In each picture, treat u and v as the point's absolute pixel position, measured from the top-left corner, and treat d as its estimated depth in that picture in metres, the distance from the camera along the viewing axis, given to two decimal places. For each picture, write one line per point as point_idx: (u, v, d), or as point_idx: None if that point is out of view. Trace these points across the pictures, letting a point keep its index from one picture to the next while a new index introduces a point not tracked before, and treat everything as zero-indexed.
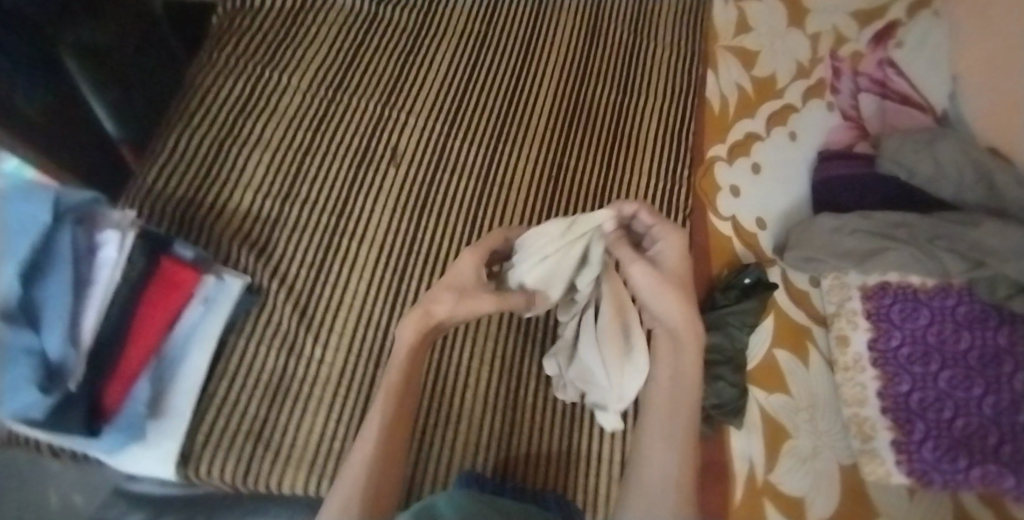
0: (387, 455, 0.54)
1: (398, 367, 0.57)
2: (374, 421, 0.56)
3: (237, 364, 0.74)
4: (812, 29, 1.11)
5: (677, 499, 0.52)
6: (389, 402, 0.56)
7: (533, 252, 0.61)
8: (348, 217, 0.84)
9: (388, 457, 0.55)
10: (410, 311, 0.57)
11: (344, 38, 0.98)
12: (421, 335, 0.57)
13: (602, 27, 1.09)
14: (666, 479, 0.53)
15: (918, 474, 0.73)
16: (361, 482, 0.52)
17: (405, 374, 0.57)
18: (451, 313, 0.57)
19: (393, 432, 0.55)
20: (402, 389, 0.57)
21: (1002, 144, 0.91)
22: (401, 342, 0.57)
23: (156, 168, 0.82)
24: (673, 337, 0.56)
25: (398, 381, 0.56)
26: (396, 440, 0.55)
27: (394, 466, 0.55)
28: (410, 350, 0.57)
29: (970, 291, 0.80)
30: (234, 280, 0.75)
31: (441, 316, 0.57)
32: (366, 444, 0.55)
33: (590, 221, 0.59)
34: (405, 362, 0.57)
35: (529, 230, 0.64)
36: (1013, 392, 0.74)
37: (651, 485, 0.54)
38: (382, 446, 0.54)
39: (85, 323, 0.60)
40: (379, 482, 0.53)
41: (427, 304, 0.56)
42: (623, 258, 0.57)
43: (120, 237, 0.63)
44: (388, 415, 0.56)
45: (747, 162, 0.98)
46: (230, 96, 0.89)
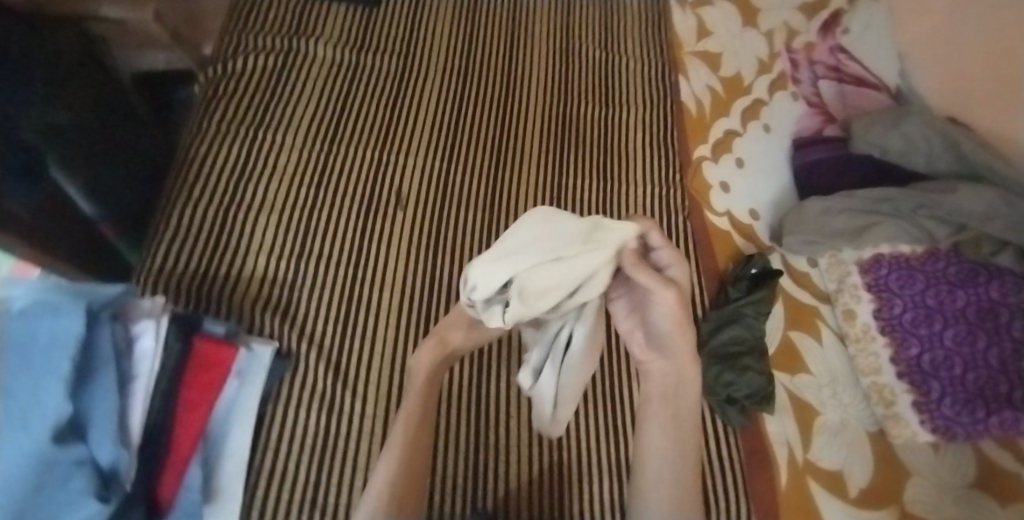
0: (408, 472, 0.57)
1: (416, 391, 0.63)
2: (396, 441, 0.59)
3: (278, 433, 0.71)
4: (765, 26, 1.18)
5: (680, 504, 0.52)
6: (410, 423, 0.60)
7: (540, 252, 0.48)
8: (365, 265, 0.86)
9: (410, 475, 0.57)
10: (426, 340, 0.64)
11: (330, 91, 1.01)
12: (436, 361, 0.63)
13: (572, 50, 1.15)
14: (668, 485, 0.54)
15: (942, 430, 0.78)
16: (385, 498, 0.55)
17: (423, 397, 0.62)
18: (468, 339, 0.65)
19: (413, 454, 0.58)
20: (421, 414, 0.61)
21: (960, 112, 1.00)
22: (418, 369, 0.63)
23: (160, 245, 0.81)
24: (668, 358, 0.56)
25: (416, 403, 0.62)
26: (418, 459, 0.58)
27: (417, 483, 0.58)
28: (427, 374, 0.63)
29: (956, 253, 0.85)
30: (263, 348, 0.74)
31: (455, 343, 0.64)
32: (388, 463, 0.58)
33: (616, 233, 0.51)
34: (422, 387, 0.63)
35: (525, 228, 0.51)
36: (1013, 340, 0.79)
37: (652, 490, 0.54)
38: (404, 463, 0.57)
39: (132, 418, 0.60)
40: (403, 496, 0.55)
41: (444, 331, 0.64)
42: (646, 282, 0.52)
43: (156, 326, 0.64)
44: (408, 436, 0.59)
45: (731, 158, 1.03)
46: (226, 161, 0.90)
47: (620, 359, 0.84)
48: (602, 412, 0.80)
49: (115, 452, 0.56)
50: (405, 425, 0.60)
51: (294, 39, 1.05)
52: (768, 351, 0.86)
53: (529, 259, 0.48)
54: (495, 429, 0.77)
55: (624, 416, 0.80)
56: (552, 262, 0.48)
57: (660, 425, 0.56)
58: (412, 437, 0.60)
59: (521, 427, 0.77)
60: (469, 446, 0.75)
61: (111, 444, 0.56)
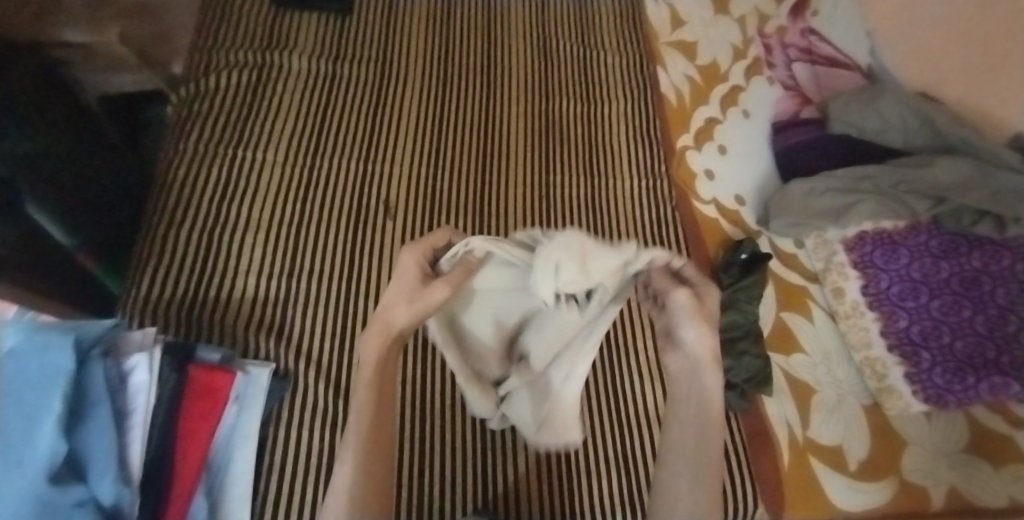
0: (369, 482, 0.47)
1: (365, 386, 0.48)
2: (350, 447, 0.48)
3: (283, 454, 0.70)
4: (737, 13, 1.19)
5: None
6: (363, 423, 0.48)
7: (591, 260, 0.42)
8: (357, 278, 0.85)
9: (371, 487, 0.47)
10: (368, 325, 0.49)
11: (307, 103, 1.00)
12: (386, 350, 0.48)
13: (549, 47, 1.15)
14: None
15: (934, 399, 0.79)
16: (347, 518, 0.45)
17: (376, 393, 0.48)
18: (415, 319, 0.48)
19: (369, 461, 0.48)
20: (375, 413, 0.49)
21: (932, 88, 1.02)
22: (365, 359, 0.48)
23: (146, 273, 0.79)
24: (692, 375, 0.50)
25: (365, 401, 0.48)
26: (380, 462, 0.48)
27: (382, 488, 0.48)
28: (376, 367, 0.48)
29: (937, 225, 0.87)
30: (260, 370, 0.72)
31: (401, 326, 0.48)
32: (344, 471, 0.47)
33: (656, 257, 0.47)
34: (371, 381, 0.48)
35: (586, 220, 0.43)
36: (997, 304, 0.81)
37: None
38: (361, 465, 0.47)
39: (130, 453, 0.58)
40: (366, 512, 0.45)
41: (386, 313, 0.48)
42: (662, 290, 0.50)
43: (148, 358, 0.63)
44: (365, 442, 0.48)
45: (713, 145, 1.04)
46: (207, 183, 0.88)
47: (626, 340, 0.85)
48: (606, 406, 0.80)
49: (116, 491, 0.55)
50: (359, 428, 0.48)
51: (267, 52, 1.03)
52: (763, 334, 0.87)
53: (591, 273, 0.42)
54: (500, 434, 0.76)
55: (628, 409, 0.80)
56: (606, 279, 0.44)
57: (682, 452, 0.50)
58: (370, 442, 0.48)
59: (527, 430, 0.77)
60: (475, 454, 0.74)
61: (111, 483, 0.55)
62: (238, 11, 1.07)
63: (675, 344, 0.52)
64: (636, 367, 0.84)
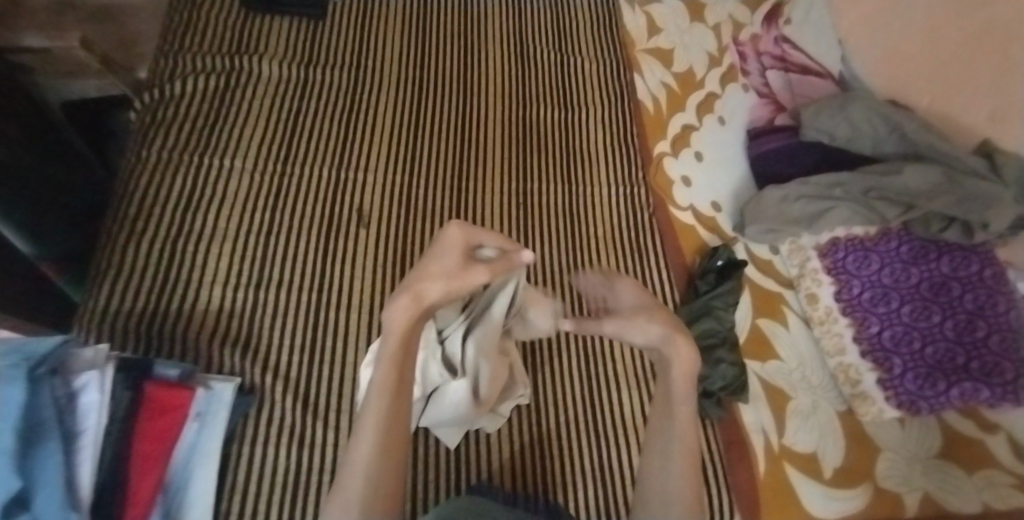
0: (387, 455, 0.49)
1: (389, 357, 0.51)
2: (371, 420, 0.50)
3: (247, 474, 0.68)
4: (712, 20, 1.20)
5: (682, 510, 0.53)
6: (384, 394, 0.50)
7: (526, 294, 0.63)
8: (328, 288, 0.83)
9: (388, 457, 0.49)
10: (399, 295, 0.51)
11: (278, 110, 0.98)
12: (414, 322, 0.51)
13: (526, 53, 1.14)
14: (669, 493, 0.54)
15: (907, 404, 0.79)
16: (362, 491, 0.47)
17: (398, 368, 0.51)
18: (446, 295, 0.51)
19: (389, 440, 0.49)
20: (396, 385, 0.51)
21: (901, 95, 1.03)
22: (392, 327, 0.51)
23: (106, 284, 0.77)
24: (660, 356, 0.57)
25: (388, 373, 0.50)
26: (399, 431, 0.50)
27: (399, 458, 0.50)
28: (403, 336, 0.51)
29: (907, 231, 0.87)
30: (224, 386, 0.70)
31: (433, 300, 0.51)
32: (364, 445, 0.49)
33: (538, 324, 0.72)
34: (396, 352, 0.51)
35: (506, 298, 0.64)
36: (966, 311, 0.81)
37: (657, 498, 0.54)
38: (381, 440, 0.49)
39: (80, 475, 0.56)
40: (380, 484, 0.48)
41: (419, 285, 0.51)
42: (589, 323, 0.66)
43: (100, 376, 0.62)
44: (384, 414, 0.50)
45: (690, 152, 1.04)
46: (172, 192, 0.86)
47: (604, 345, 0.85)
48: (584, 416, 0.79)
49: (64, 515, 0.52)
50: (379, 399, 0.50)
51: (236, 57, 1.01)
52: (739, 340, 0.87)
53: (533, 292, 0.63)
54: (475, 447, 0.74)
55: (604, 419, 0.79)
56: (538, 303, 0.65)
57: (660, 427, 0.57)
58: (389, 416, 0.50)
59: (505, 443, 0.75)
60: (448, 469, 0.72)
61: (59, 508, 0.52)
62: (206, 15, 1.05)
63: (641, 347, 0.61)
64: (616, 377, 0.83)
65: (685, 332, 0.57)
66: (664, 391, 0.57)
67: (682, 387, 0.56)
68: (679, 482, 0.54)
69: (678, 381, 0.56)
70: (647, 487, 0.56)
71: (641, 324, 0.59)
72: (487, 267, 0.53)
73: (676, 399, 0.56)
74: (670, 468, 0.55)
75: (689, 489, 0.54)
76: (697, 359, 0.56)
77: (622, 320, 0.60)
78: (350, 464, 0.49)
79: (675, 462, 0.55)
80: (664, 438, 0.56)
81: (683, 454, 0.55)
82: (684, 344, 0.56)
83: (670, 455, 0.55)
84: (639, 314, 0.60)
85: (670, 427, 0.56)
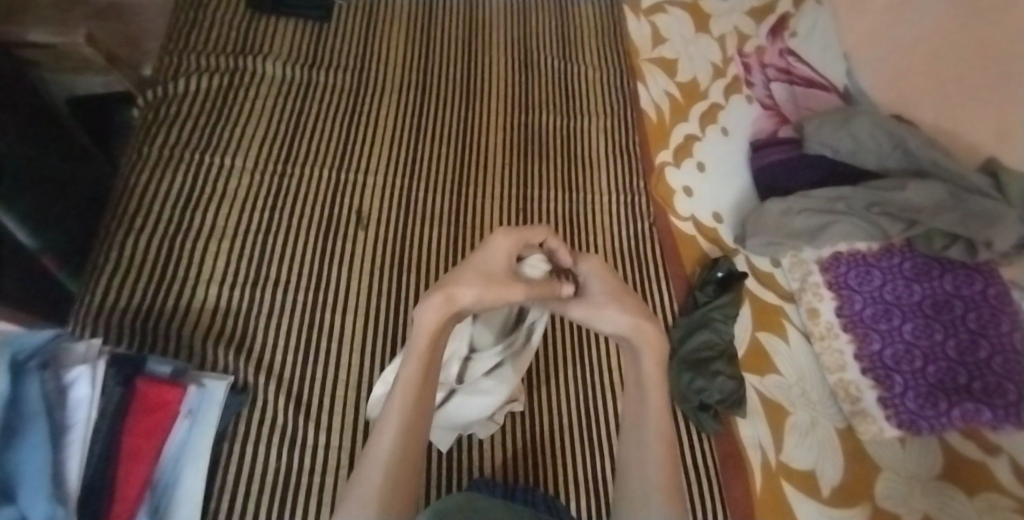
0: (407, 452, 0.48)
1: (416, 355, 0.52)
2: (393, 417, 0.50)
3: (236, 474, 0.67)
4: (717, 31, 1.20)
5: (662, 501, 0.50)
6: (410, 391, 0.50)
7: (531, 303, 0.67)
8: (325, 289, 0.83)
9: (407, 452, 0.48)
10: (433, 294, 0.52)
11: (280, 110, 0.98)
12: (444, 324, 0.52)
13: (530, 60, 1.14)
14: (646, 484, 0.52)
15: (908, 424, 0.78)
16: (380, 485, 0.46)
17: (425, 366, 0.51)
18: (479, 301, 0.53)
19: (410, 439, 0.49)
20: (421, 383, 0.51)
21: (906, 110, 1.03)
22: (422, 326, 0.52)
23: (103, 279, 0.76)
24: (629, 343, 0.58)
25: (415, 370, 0.51)
26: (419, 430, 0.50)
27: (416, 456, 0.49)
28: (433, 335, 0.52)
29: (910, 248, 0.86)
30: (217, 384, 0.69)
31: (465, 304, 0.53)
32: (387, 436, 0.49)
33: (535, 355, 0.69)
34: (424, 350, 0.52)
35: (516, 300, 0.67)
36: (969, 330, 0.80)
37: (635, 490, 0.52)
38: (404, 437, 0.48)
39: (67, 469, 0.55)
40: (397, 478, 0.47)
41: (454, 287, 0.53)
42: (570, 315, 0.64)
43: (91, 371, 0.61)
44: (407, 409, 0.50)
45: (692, 162, 1.04)
46: (173, 189, 0.86)
47: (602, 355, 0.85)
48: (577, 425, 0.79)
49: (51, 511, 0.51)
50: (404, 396, 0.50)
51: (241, 57, 1.01)
52: (737, 354, 0.86)
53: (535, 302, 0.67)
54: (466, 454, 0.74)
55: (597, 429, 0.79)
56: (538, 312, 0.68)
57: (634, 417, 0.56)
58: (411, 413, 0.50)
59: (495, 449, 0.75)
60: (439, 475, 0.72)
61: (44, 501, 0.51)
62: (212, 14, 1.05)
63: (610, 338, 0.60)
64: (610, 387, 0.83)
65: (655, 320, 0.58)
66: (635, 380, 0.57)
67: (653, 374, 0.56)
68: (657, 471, 0.52)
69: (649, 369, 0.57)
70: (624, 482, 0.53)
71: (607, 311, 0.58)
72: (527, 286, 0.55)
73: (648, 386, 0.56)
74: (647, 459, 0.53)
75: (667, 478, 0.52)
76: (665, 346, 0.57)
77: (588, 307, 0.58)
78: (371, 459, 0.48)
79: (651, 450, 0.54)
80: (639, 427, 0.55)
81: (659, 442, 0.54)
82: (651, 331, 0.57)
83: (646, 443, 0.54)
84: (608, 302, 0.58)
85: (643, 416, 0.56)
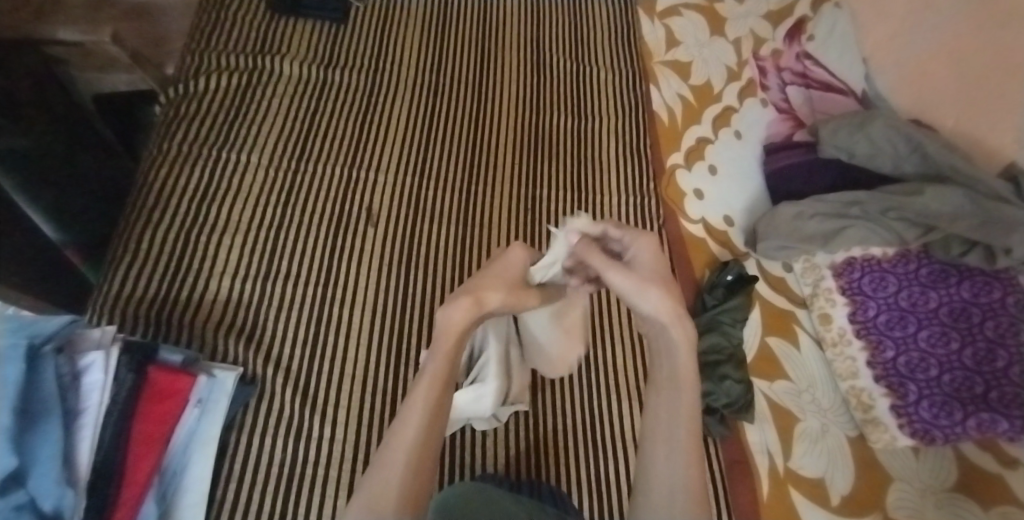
0: (427, 441, 0.48)
1: (443, 352, 0.51)
2: (415, 413, 0.48)
3: (242, 463, 0.69)
4: (732, 35, 1.19)
5: (689, 504, 0.48)
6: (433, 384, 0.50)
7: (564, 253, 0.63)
8: (335, 284, 0.84)
9: (428, 442, 0.48)
10: (461, 296, 0.53)
11: (296, 108, 1.00)
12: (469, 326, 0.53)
13: (544, 61, 1.15)
14: (674, 483, 0.49)
15: (921, 434, 0.76)
16: (399, 483, 0.45)
17: (449, 364, 0.51)
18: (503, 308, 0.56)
19: (430, 433, 0.48)
20: (444, 380, 0.50)
21: (925, 116, 1.01)
22: (447, 327, 0.52)
23: (120, 271, 0.78)
24: (662, 332, 0.54)
25: (440, 365, 0.51)
26: (442, 421, 0.49)
27: (435, 450, 0.48)
28: (456, 335, 0.52)
29: (927, 254, 0.84)
30: (226, 374, 0.71)
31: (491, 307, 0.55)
32: (407, 429, 0.48)
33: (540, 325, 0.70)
34: (450, 348, 0.51)
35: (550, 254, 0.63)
36: (987, 339, 0.76)
37: (662, 493, 0.49)
38: (424, 429, 0.48)
39: (79, 453, 0.57)
40: (420, 465, 0.46)
41: (482, 293, 0.54)
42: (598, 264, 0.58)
43: (104, 357, 0.62)
44: (429, 403, 0.49)
45: (704, 165, 1.03)
46: (190, 184, 0.88)
47: (611, 350, 0.85)
48: (582, 424, 0.78)
49: (60, 494, 0.53)
50: (426, 391, 0.49)
51: (260, 57, 1.03)
52: (746, 359, 0.85)
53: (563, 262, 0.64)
54: (468, 450, 0.74)
55: (601, 429, 0.78)
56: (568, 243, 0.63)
57: (661, 413, 0.53)
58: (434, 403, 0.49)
59: (498, 447, 0.75)
60: (442, 472, 0.72)
61: (53, 484, 0.53)
62: (232, 15, 1.08)
63: (641, 317, 0.56)
64: (615, 387, 0.82)
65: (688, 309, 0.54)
66: (666, 375, 0.54)
67: (687, 370, 0.53)
68: (686, 472, 0.50)
69: (683, 363, 0.53)
70: (650, 479, 0.51)
71: (650, 286, 0.54)
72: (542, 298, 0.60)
73: (680, 381, 0.53)
74: (674, 457, 0.51)
75: (696, 481, 0.50)
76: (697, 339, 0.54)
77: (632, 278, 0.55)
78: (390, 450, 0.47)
79: (680, 449, 0.51)
80: (669, 425, 0.52)
81: (689, 441, 0.51)
82: (682, 323, 0.53)
83: (676, 443, 0.51)
84: (653, 281, 0.55)
85: (673, 414, 0.52)
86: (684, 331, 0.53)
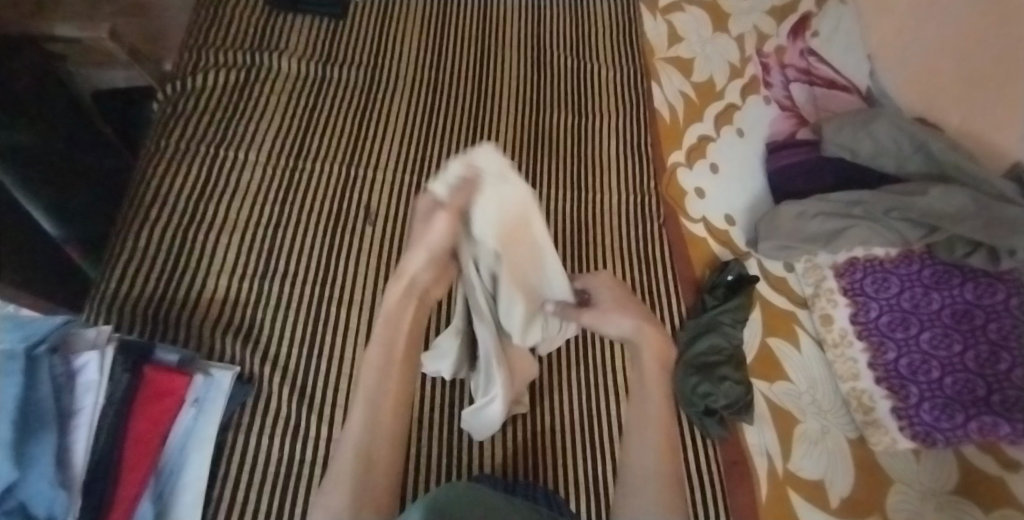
0: (380, 426, 0.53)
1: (379, 340, 0.55)
2: (362, 396, 0.53)
3: (239, 463, 0.68)
4: (736, 31, 1.18)
5: (659, 495, 0.53)
6: (371, 376, 0.54)
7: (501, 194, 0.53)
8: (331, 282, 0.84)
9: (376, 436, 0.52)
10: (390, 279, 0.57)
11: (294, 105, 0.99)
12: (403, 302, 0.56)
13: (545, 57, 1.14)
14: (646, 479, 0.54)
15: (922, 436, 0.75)
16: (351, 464, 0.50)
17: (387, 348, 0.55)
18: (430, 258, 0.54)
19: (379, 416, 0.53)
20: (385, 363, 0.54)
21: (931, 115, 0.99)
22: (384, 313, 0.56)
23: (116, 269, 0.78)
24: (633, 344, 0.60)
25: (377, 353, 0.54)
26: (388, 406, 0.54)
27: (389, 438, 0.53)
28: (388, 320, 0.56)
29: (930, 254, 0.83)
30: (223, 374, 0.71)
31: (411, 273, 0.55)
32: (353, 426, 0.52)
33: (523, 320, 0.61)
34: (384, 333, 0.55)
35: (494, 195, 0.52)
36: (990, 341, 0.76)
37: (635, 486, 0.54)
38: (370, 411, 0.52)
39: (75, 453, 0.57)
40: (373, 453, 0.51)
41: (400, 263, 0.55)
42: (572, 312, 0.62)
43: (99, 357, 0.62)
44: (372, 391, 0.53)
45: (705, 163, 1.03)
46: (185, 182, 0.88)
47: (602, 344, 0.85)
48: (578, 425, 0.78)
49: (53, 495, 0.53)
50: (368, 378, 0.54)
51: (257, 53, 1.03)
52: (746, 360, 0.84)
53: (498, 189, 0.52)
54: (466, 451, 0.74)
55: (594, 430, 0.78)
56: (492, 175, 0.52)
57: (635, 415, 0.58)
58: (376, 393, 0.53)
59: (495, 446, 0.75)
60: (438, 473, 0.72)
61: (47, 485, 0.53)
62: (231, 11, 1.07)
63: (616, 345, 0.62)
64: (613, 386, 0.82)
65: (654, 325, 0.60)
66: (637, 378, 0.59)
67: (654, 374, 0.58)
68: (655, 469, 0.54)
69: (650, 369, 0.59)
70: (625, 475, 0.55)
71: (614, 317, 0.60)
72: (444, 213, 0.51)
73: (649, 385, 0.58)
74: (645, 454, 0.55)
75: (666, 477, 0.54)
76: (667, 345, 0.60)
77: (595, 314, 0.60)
78: (344, 441, 0.52)
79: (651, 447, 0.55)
80: (642, 425, 0.57)
81: (660, 439, 0.56)
82: (653, 333, 0.59)
83: (648, 441, 0.56)
84: (614, 309, 0.60)
85: (645, 414, 0.57)
86: (655, 342, 0.59)
